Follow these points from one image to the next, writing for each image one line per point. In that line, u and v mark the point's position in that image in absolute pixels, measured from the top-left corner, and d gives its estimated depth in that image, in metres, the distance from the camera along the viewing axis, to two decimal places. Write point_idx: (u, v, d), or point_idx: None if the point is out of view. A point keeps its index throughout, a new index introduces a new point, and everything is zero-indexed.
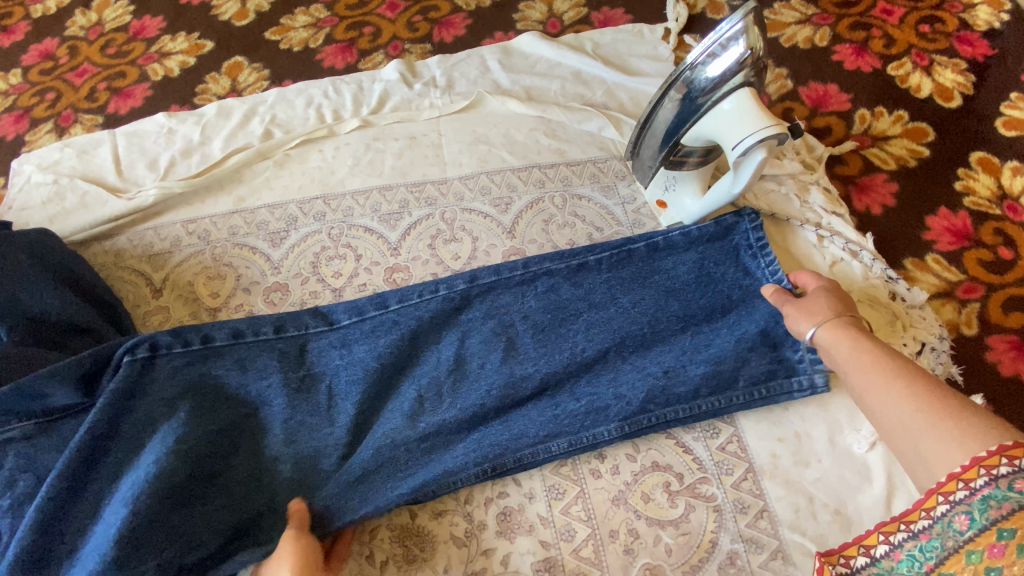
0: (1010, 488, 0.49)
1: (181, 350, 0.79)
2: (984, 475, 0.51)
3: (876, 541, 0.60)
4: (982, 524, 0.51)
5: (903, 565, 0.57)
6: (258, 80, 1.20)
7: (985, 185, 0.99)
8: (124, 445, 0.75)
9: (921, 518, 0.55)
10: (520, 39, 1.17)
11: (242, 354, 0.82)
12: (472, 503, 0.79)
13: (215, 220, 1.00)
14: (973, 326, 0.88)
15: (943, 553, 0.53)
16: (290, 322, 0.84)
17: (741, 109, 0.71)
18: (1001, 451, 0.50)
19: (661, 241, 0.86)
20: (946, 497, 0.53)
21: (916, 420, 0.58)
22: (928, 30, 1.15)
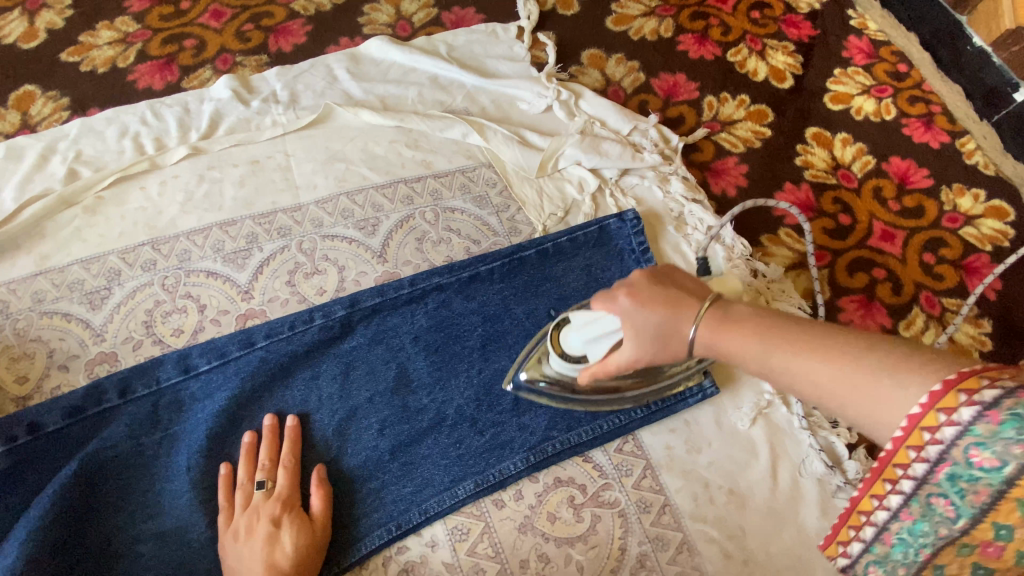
0: (985, 445, 0.39)
1: (6, 450, 0.68)
2: (947, 423, 0.40)
3: (859, 521, 0.48)
4: (1005, 480, 0.39)
5: (899, 549, 0.46)
6: (57, 111, 1.00)
7: (821, 158, 1.08)
8: None
9: (904, 479, 0.44)
10: (368, 44, 1.08)
11: (79, 443, 0.70)
12: (369, 566, 0.72)
13: (13, 288, 0.83)
14: (825, 291, 0.96)
15: (942, 541, 0.43)
16: (137, 380, 0.73)
17: (604, 326, 0.64)
18: (956, 385, 0.40)
19: (550, 247, 0.89)
20: (913, 460, 0.43)
21: (761, 337, 0.52)
22: (758, 16, 1.23)
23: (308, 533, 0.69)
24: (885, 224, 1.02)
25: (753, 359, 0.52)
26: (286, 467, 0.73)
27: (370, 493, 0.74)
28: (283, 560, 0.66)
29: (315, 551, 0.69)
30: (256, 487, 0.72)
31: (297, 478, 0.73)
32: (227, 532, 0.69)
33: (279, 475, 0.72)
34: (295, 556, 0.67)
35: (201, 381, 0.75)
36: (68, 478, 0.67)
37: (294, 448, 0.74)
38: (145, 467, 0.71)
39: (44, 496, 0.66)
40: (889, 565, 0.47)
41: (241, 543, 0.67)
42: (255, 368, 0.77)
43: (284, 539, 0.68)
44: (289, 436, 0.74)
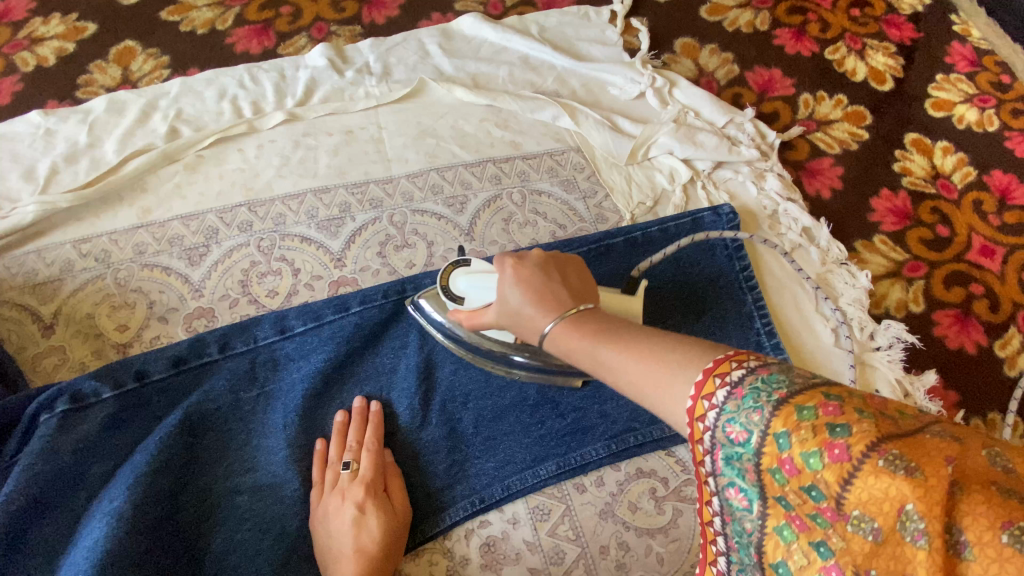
0: (737, 420, 0.40)
1: (114, 393, 0.68)
2: (710, 410, 0.41)
3: (715, 536, 0.48)
4: (754, 450, 0.39)
5: (744, 553, 0.45)
6: (157, 68, 1.02)
7: (920, 165, 1.03)
8: (60, 516, 0.62)
9: (708, 479, 0.44)
10: (461, 20, 1.08)
11: (181, 394, 0.71)
12: (452, 538, 0.72)
13: (116, 238, 0.85)
14: (920, 303, 0.92)
15: (755, 537, 0.43)
16: (237, 336, 0.74)
17: (486, 289, 0.63)
18: (712, 371, 0.41)
19: (639, 237, 0.88)
20: (703, 455, 0.43)
21: (595, 334, 0.49)
22: (858, 14, 1.19)
23: (392, 519, 0.68)
24: (985, 239, 0.98)
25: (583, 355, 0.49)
26: (370, 449, 0.71)
27: (453, 466, 0.74)
28: (371, 545, 0.65)
29: (399, 536, 0.68)
30: (342, 468, 0.70)
31: (379, 461, 0.72)
32: (317, 509, 0.68)
33: (364, 458, 0.71)
34: (381, 541, 0.66)
35: (296, 342, 0.76)
36: (174, 427, 0.68)
37: (378, 431, 0.73)
38: (242, 421, 0.72)
39: (150, 441, 0.66)
40: None
41: (330, 522, 0.66)
42: (349, 332, 0.77)
43: (370, 524, 0.66)
44: (373, 421, 0.74)
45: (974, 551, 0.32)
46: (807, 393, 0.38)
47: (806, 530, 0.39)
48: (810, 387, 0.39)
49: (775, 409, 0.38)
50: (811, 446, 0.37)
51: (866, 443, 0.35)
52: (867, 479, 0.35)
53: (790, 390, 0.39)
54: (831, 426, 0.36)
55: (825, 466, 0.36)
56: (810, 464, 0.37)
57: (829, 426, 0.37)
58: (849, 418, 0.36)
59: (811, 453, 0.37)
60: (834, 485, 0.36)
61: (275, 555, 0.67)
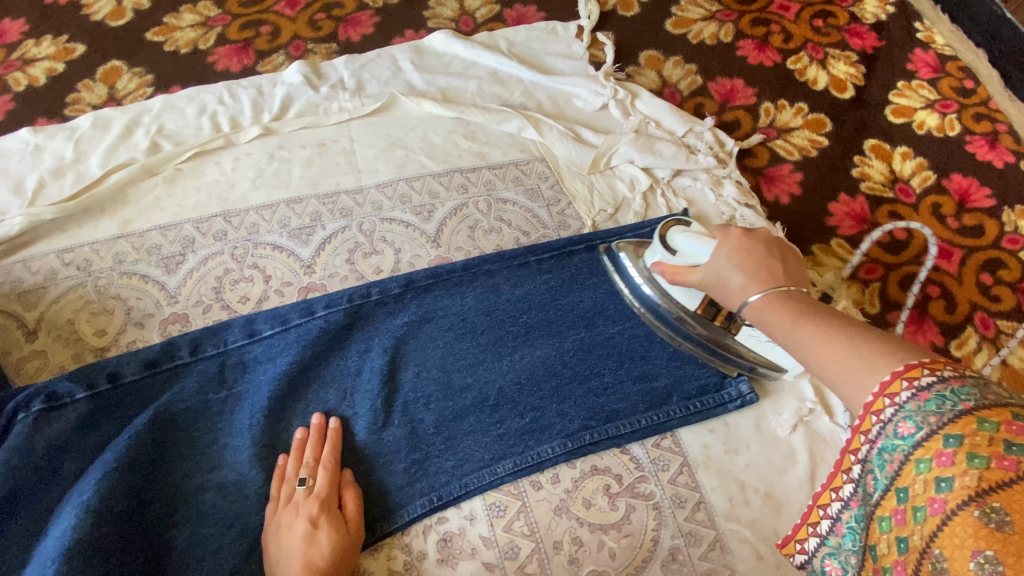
0: (912, 417, 0.42)
1: (89, 393, 0.71)
2: (889, 406, 0.44)
3: (825, 514, 0.53)
4: (913, 443, 0.42)
5: (849, 539, 0.50)
6: (141, 86, 1.07)
7: (879, 170, 1.06)
8: (34, 509, 0.65)
9: (854, 464, 0.48)
10: (432, 37, 1.12)
11: (153, 394, 0.75)
12: (411, 533, 0.75)
13: (98, 248, 0.89)
14: (876, 305, 0.95)
15: (866, 522, 0.47)
16: (207, 340, 0.78)
17: (701, 247, 0.62)
18: (902, 373, 0.44)
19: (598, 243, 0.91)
20: (861, 443, 0.46)
21: (794, 314, 0.53)
22: (821, 24, 1.22)
23: (344, 537, 0.70)
24: (942, 241, 1.00)
25: (776, 330, 0.53)
26: (327, 467, 0.73)
27: (413, 464, 0.77)
28: (320, 561, 0.66)
29: (350, 553, 0.69)
30: (298, 484, 0.72)
31: (335, 478, 0.74)
32: (271, 524, 0.70)
33: (320, 475, 0.73)
34: (331, 557, 0.67)
35: (264, 345, 0.80)
36: (143, 426, 0.71)
37: (336, 448, 0.75)
38: (210, 421, 0.75)
39: (120, 440, 0.69)
40: (842, 556, 0.51)
41: (282, 537, 0.68)
42: (314, 335, 0.81)
43: (321, 539, 0.68)
44: (331, 437, 0.76)
45: None
46: (995, 409, 0.39)
47: (900, 524, 0.42)
48: (1002, 404, 0.40)
49: (954, 417, 0.40)
50: (982, 450, 0.38)
51: None
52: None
53: (979, 404, 0.40)
54: (1009, 442, 0.37)
55: (988, 467, 0.37)
56: (973, 463, 0.38)
57: (1007, 442, 0.37)
58: None
59: (978, 456, 0.38)
60: (983, 486, 0.37)
61: (238, 550, 0.70)
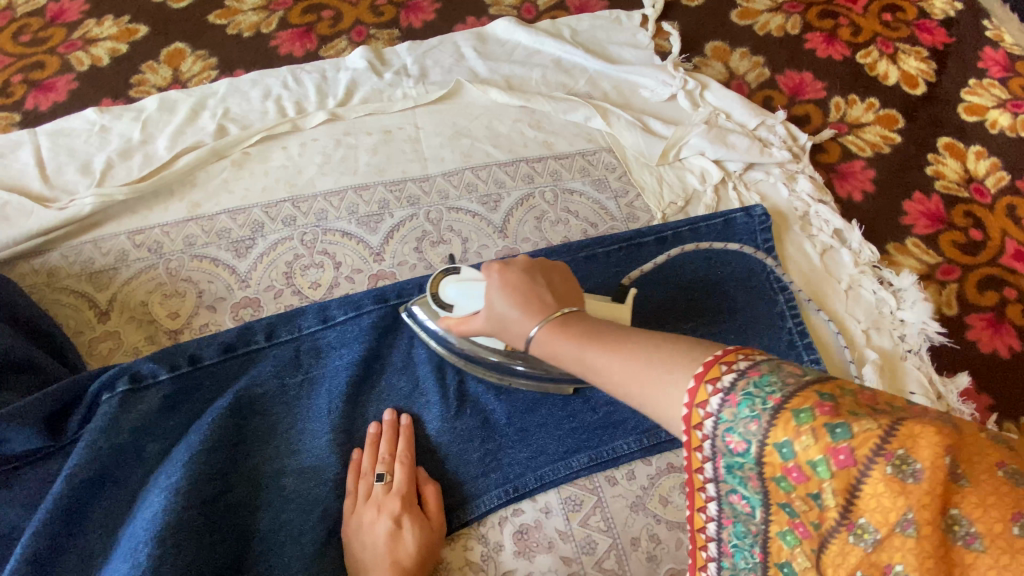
0: (734, 429, 0.41)
1: (170, 375, 0.71)
2: (705, 416, 0.42)
3: (706, 540, 0.48)
4: (754, 460, 0.40)
5: (739, 557, 0.46)
6: (205, 69, 1.06)
7: (953, 169, 1.03)
8: (120, 490, 0.65)
9: (707, 485, 0.45)
10: (495, 24, 1.10)
11: (231, 378, 0.74)
12: (487, 525, 0.74)
13: (168, 230, 0.89)
14: (953, 306, 0.92)
15: (759, 538, 0.44)
16: (283, 325, 0.77)
17: (473, 298, 0.64)
18: (703, 377, 0.42)
19: (670, 236, 0.89)
20: (702, 461, 0.44)
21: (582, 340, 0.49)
22: (890, 18, 1.19)
23: (428, 533, 0.69)
24: (1019, 243, 0.97)
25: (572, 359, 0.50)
26: (403, 462, 0.72)
27: (487, 455, 0.76)
28: (407, 558, 0.67)
29: (434, 547, 0.69)
30: (376, 479, 0.71)
31: (411, 474, 0.73)
32: (351, 520, 0.69)
33: (397, 470, 0.72)
34: (416, 554, 0.68)
35: (337, 331, 0.79)
36: (224, 410, 0.70)
37: (410, 444, 0.74)
38: (288, 406, 0.75)
39: (202, 423, 0.69)
40: None
41: (365, 533, 0.68)
42: (388, 322, 0.80)
43: (406, 537, 0.68)
44: (405, 433, 0.75)
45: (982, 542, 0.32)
46: (800, 395, 0.38)
47: (809, 539, 0.40)
48: (803, 388, 0.38)
49: (772, 417, 0.39)
50: (816, 453, 0.37)
51: (871, 446, 0.35)
52: (878, 485, 0.35)
53: (783, 395, 0.39)
54: (831, 428, 0.36)
55: (833, 472, 0.36)
56: (818, 473, 0.37)
57: (829, 428, 0.36)
58: (845, 417, 0.36)
59: (818, 461, 0.37)
60: (840, 494, 0.36)
61: (318, 536, 0.70)
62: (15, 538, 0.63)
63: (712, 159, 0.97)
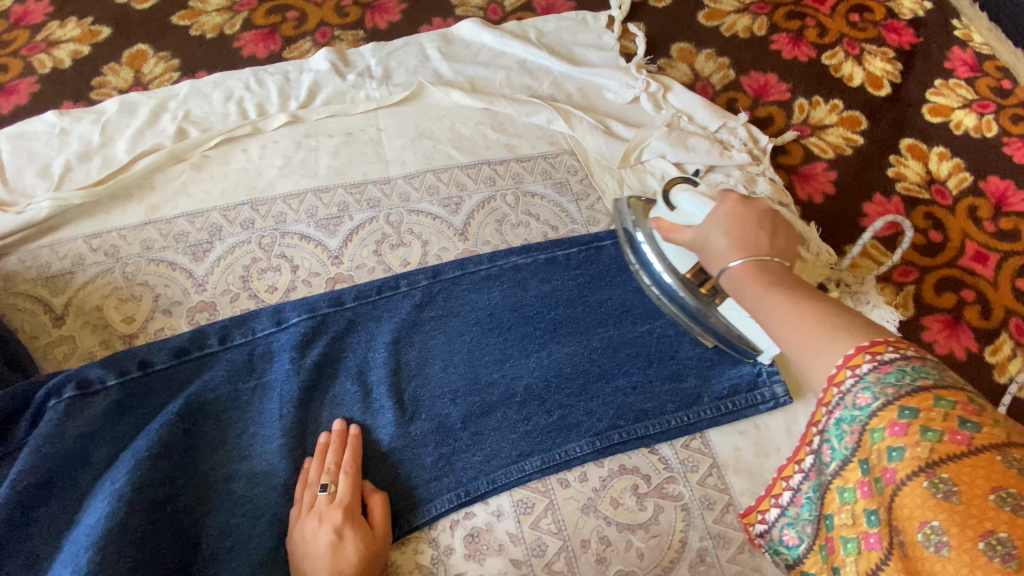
0: (870, 388, 0.44)
1: (119, 380, 0.71)
2: (849, 376, 0.45)
3: (783, 488, 0.58)
4: (868, 413, 0.44)
5: (807, 509, 0.56)
6: (167, 71, 1.06)
7: (914, 171, 1.04)
8: (66, 495, 0.65)
9: (815, 438, 0.52)
10: (461, 25, 1.10)
11: (182, 382, 0.74)
12: (438, 528, 0.75)
13: (125, 233, 0.89)
14: (909, 308, 0.93)
15: (823, 488, 0.51)
16: (236, 328, 0.78)
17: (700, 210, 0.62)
18: (865, 348, 0.45)
19: None
20: (821, 416, 0.49)
21: (767, 283, 0.53)
22: (857, 19, 1.19)
23: (371, 544, 0.69)
24: (978, 245, 0.97)
25: (746, 298, 0.54)
26: (348, 472, 0.72)
27: (440, 459, 0.77)
28: (349, 569, 0.66)
29: (377, 558, 0.69)
30: (320, 489, 0.71)
31: (357, 483, 0.73)
32: (295, 531, 0.69)
33: (341, 480, 0.72)
34: (359, 565, 0.67)
35: (291, 334, 0.79)
36: (173, 414, 0.70)
37: (356, 454, 0.74)
38: (239, 411, 0.75)
39: (151, 428, 0.69)
40: (799, 525, 0.57)
41: (306, 545, 0.67)
42: (340, 325, 0.81)
43: (348, 548, 0.67)
44: (352, 443, 0.75)
45: None
46: (952, 390, 0.42)
47: (865, 496, 0.46)
48: (956, 387, 0.43)
49: (911, 392, 0.43)
50: (935, 424, 0.41)
51: (991, 441, 0.39)
52: (964, 466, 0.39)
53: (937, 383, 0.43)
54: (962, 419, 0.40)
55: (940, 438, 0.40)
56: (926, 437, 0.41)
57: (961, 417, 0.40)
58: (984, 419, 0.40)
59: (930, 429, 0.41)
60: (937, 458, 0.40)
61: (267, 541, 0.70)
62: None
63: (673, 162, 0.97)
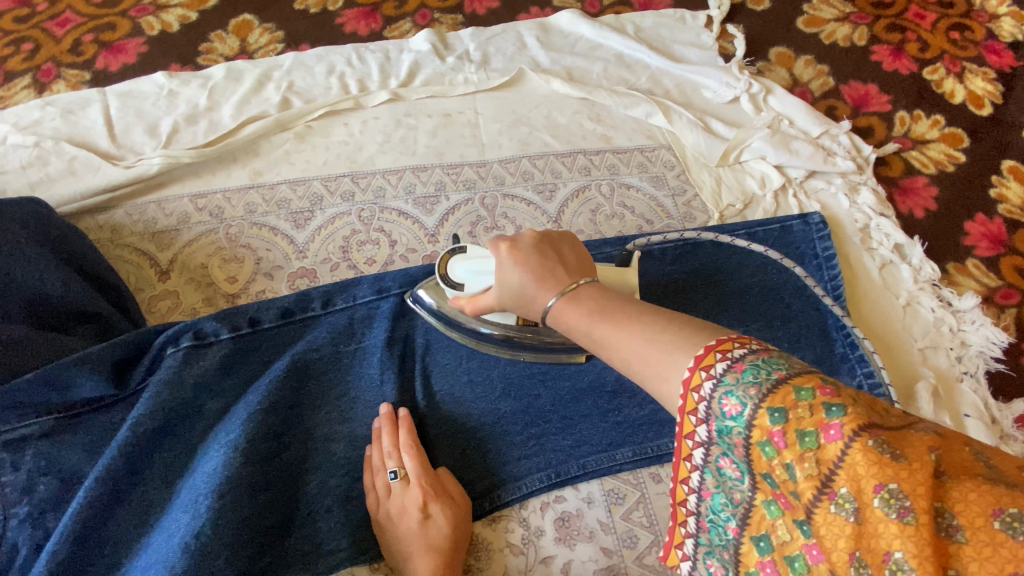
0: (734, 392, 0.39)
1: (231, 335, 0.72)
2: (706, 378, 0.40)
3: (686, 516, 0.47)
4: (744, 425, 0.38)
5: (716, 534, 0.45)
6: (272, 42, 1.08)
7: (1018, 193, 1.00)
8: (178, 444, 0.66)
9: (696, 452, 0.43)
10: (559, 15, 1.10)
11: (288, 344, 0.75)
12: (528, 508, 0.74)
13: (229, 196, 0.90)
14: (1012, 331, 0.90)
15: (742, 508, 0.42)
16: (338, 294, 0.78)
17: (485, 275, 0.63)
18: (715, 347, 0.41)
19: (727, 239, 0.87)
20: (694, 448, 0.43)
21: (595, 309, 0.49)
22: (957, 37, 1.16)
23: (457, 511, 0.69)
24: None
25: (588, 340, 0.49)
26: (411, 451, 0.70)
27: (531, 441, 0.76)
28: (441, 538, 0.67)
29: (463, 523, 0.69)
30: (390, 475, 0.69)
31: (422, 459, 0.70)
32: (380, 514, 0.68)
33: (406, 460, 0.69)
34: (450, 533, 0.67)
35: (391, 306, 0.79)
36: (280, 373, 0.71)
37: (411, 432, 0.71)
38: (340, 376, 0.75)
39: (260, 384, 0.70)
40: (717, 551, 0.45)
41: (397, 526, 0.67)
42: None
43: (437, 520, 0.67)
44: (403, 423, 0.72)
45: (967, 536, 0.30)
46: (804, 375, 0.37)
47: (789, 511, 0.37)
48: (807, 372, 0.38)
49: (772, 388, 0.37)
50: (808, 424, 0.35)
51: (858, 425, 0.34)
52: (858, 465, 0.33)
53: (789, 372, 0.38)
54: (827, 405, 0.35)
55: (820, 445, 0.35)
56: (804, 444, 0.35)
57: (825, 406, 0.35)
58: (845, 399, 0.35)
59: (807, 433, 0.35)
60: (823, 467, 0.35)
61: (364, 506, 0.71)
62: (74, 482, 0.64)
63: (774, 164, 0.96)
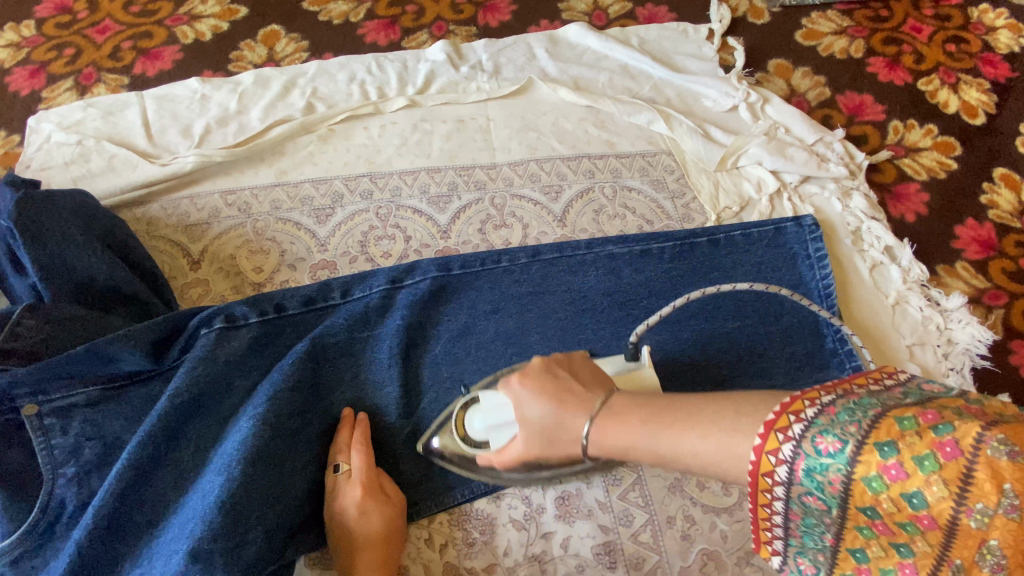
0: (830, 431, 0.42)
1: (260, 319, 0.78)
2: (796, 421, 0.44)
3: (770, 538, 0.49)
4: (846, 461, 0.41)
5: (809, 538, 0.46)
6: (297, 51, 1.15)
7: (1007, 200, 1.04)
8: (210, 416, 0.72)
9: (777, 488, 0.45)
10: (568, 28, 1.16)
11: (310, 328, 0.81)
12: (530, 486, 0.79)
13: (256, 192, 0.97)
14: (997, 331, 0.94)
15: (831, 527, 0.44)
16: (356, 284, 0.83)
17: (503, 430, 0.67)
18: (787, 408, 0.45)
19: (722, 239, 0.92)
20: (773, 484, 0.46)
21: (642, 416, 0.55)
22: (953, 50, 1.20)
23: (392, 510, 0.73)
24: None
25: (645, 452, 0.55)
26: (360, 450, 0.74)
27: None
28: (373, 535, 0.71)
29: (397, 523, 0.73)
30: (336, 470, 0.74)
31: (370, 459, 0.74)
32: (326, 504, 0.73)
33: (354, 458, 0.74)
34: (381, 531, 0.71)
35: (405, 295, 0.84)
36: (303, 354, 0.77)
37: (365, 434, 0.76)
38: (357, 359, 0.81)
39: (285, 363, 0.75)
40: (810, 554, 0.47)
41: (337, 516, 0.72)
42: (447, 291, 0.86)
43: (371, 517, 0.71)
44: (360, 424, 0.77)
45: None
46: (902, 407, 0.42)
47: (888, 533, 0.41)
48: (902, 404, 0.42)
49: (871, 424, 0.41)
50: (922, 449, 0.39)
51: (972, 435, 0.37)
52: (982, 478, 0.37)
53: (884, 407, 0.42)
54: (935, 426, 0.39)
55: (941, 466, 0.38)
56: (924, 467, 0.38)
57: (933, 428, 0.39)
58: (949, 417, 0.39)
59: (924, 457, 0.39)
60: (951, 486, 0.38)
61: None
62: (115, 448, 0.70)
63: (769, 168, 1.00)
